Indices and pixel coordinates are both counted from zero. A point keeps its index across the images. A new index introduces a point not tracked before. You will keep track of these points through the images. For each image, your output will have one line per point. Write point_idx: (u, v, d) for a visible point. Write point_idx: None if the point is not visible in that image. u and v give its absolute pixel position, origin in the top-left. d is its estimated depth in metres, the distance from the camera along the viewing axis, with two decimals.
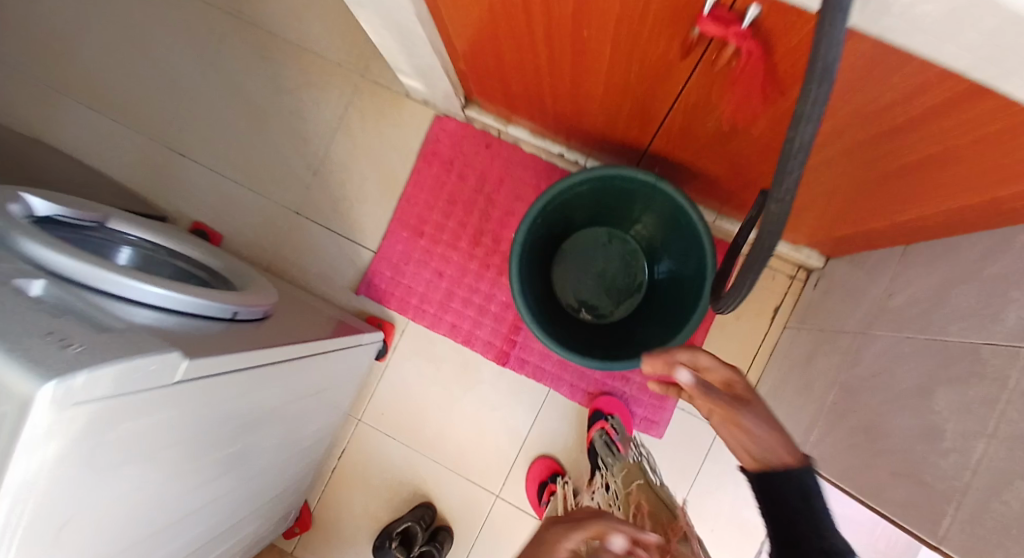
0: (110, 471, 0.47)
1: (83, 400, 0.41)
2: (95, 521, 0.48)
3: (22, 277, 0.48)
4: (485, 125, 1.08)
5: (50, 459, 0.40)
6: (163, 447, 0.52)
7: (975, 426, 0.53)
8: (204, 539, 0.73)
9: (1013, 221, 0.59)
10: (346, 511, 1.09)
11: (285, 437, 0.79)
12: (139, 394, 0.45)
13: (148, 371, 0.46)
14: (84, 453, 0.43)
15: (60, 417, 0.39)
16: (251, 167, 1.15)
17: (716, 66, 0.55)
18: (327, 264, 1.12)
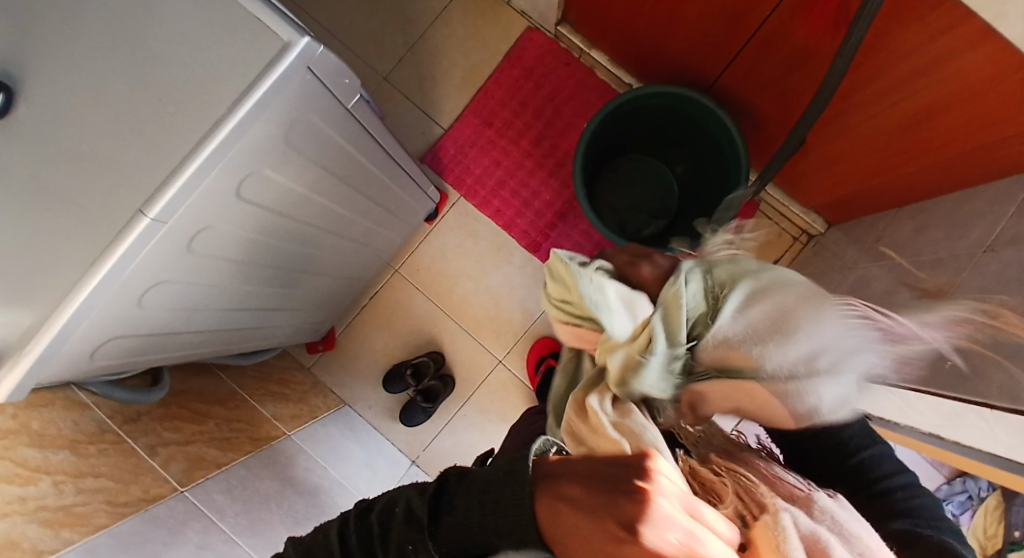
0: (286, 144, 0.62)
1: (313, 65, 0.56)
2: (267, 181, 0.64)
3: None
4: (571, 44, 1.23)
5: (283, 103, 0.56)
6: (311, 152, 0.67)
7: (929, 304, 0.73)
8: (284, 288, 0.88)
9: (983, 173, 0.78)
10: (368, 343, 1.26)
11: (360, 232, 0.96)
12: (323, 87, 0.61)
13: (340, 79, 0.63)
14: (291, 113, 0.58)
15: (296, 71, 0.54)
16: (354, 31, 1.27)
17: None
18: (402, 131, 1.26)
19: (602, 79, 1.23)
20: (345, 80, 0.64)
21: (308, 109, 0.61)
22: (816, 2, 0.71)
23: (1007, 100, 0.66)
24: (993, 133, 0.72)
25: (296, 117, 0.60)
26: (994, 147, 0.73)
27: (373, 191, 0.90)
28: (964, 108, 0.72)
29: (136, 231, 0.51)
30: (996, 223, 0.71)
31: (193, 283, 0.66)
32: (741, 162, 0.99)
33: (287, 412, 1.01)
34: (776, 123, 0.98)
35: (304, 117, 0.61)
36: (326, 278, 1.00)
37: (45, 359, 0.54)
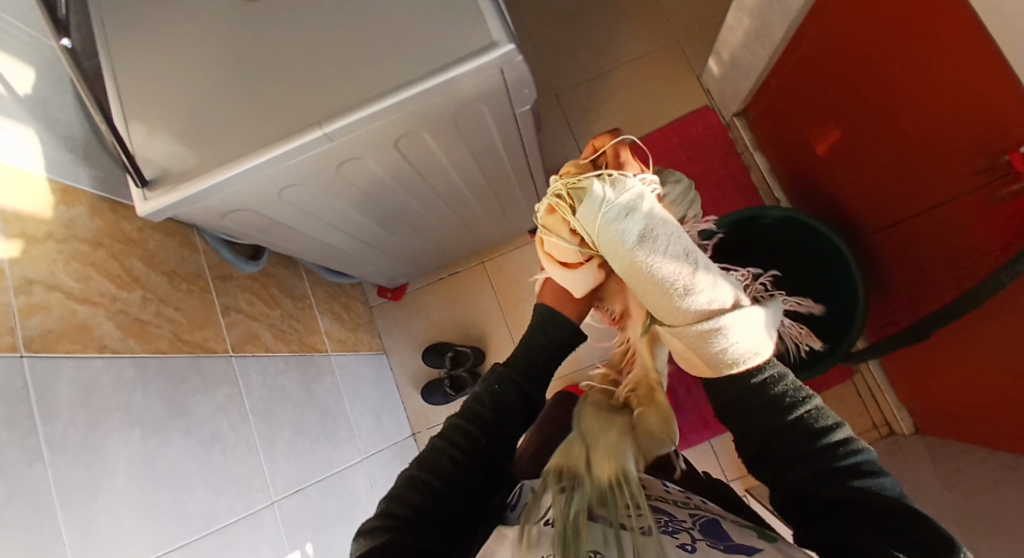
0: (450, 120, 0.67)
1: (506, 71, 0.61)
2: (420, 143, 0.70)
3: None
4: (739, 138, 1.23)
5: (466, 90, 0.61)
6: (466, 136, 0.73)
7: None
8: (386, 232, 0.96)
9: None
10: (427, 311, 1.32)
11: (467, 216, 1.02)
12: (506, 92, 0.66)
13: (520, 90, 0.67)
14: (468, 100, 0.64)
15: (490, 69, 0.60)
16: (548, 42, 1.34)
17: (990, 197, 0.69)
18: (546, 146, 1.32)
19: (754, 182, 1.22)
20: (524, 94, 0.68)
21: (482, 102, 0.66)
22: (1003, 211, 0.68)
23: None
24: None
25: (471, 104, 0.66)
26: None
27: (499, 187, 0.95)
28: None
29: (306, 138, 0.59)
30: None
31: (321, 196, 0.74)
32: (853, 326, 0.94)
33: (336, 333, 1.09)
34: (905, 305, 0.93)
35: (475, 106, 0.67)
36: (423, 240, 1.06)
37: (188, 199, 0.63)
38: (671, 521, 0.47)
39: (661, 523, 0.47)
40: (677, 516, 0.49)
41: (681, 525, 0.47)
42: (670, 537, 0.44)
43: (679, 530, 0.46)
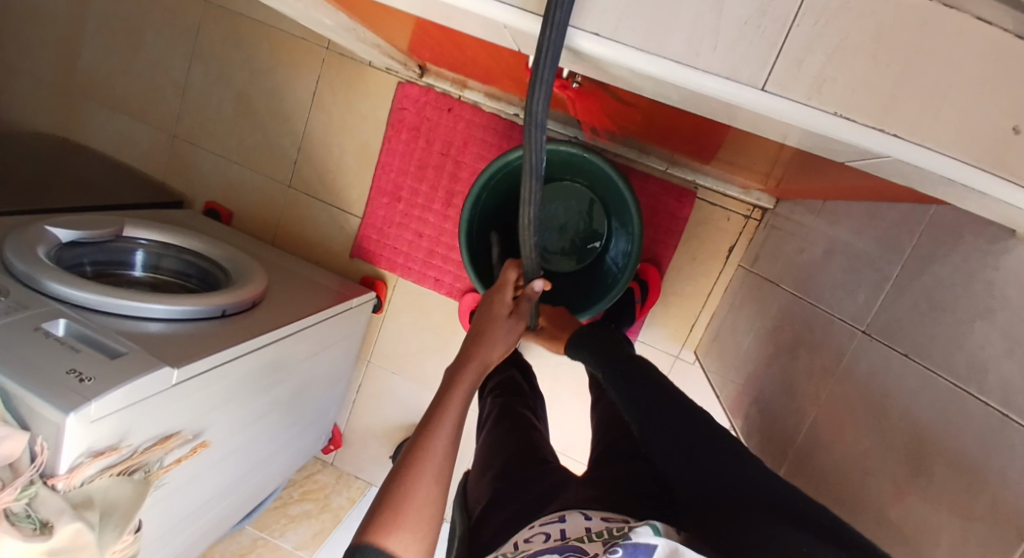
0: (145, 418, 0.67)
1: (100, 416, 0.60)
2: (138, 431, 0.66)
3: (49, 321, 0.68)
4: (446, 90, 1.17)
5: (85, 445, 0.60)
6: (180, 420, 0.73)
7: (818, 381, 0.64)
8: (244, 471, 0.99)
9: (865, 198, 0.65)
10: (367, 429, 1.36)
11: (296, 388, 1.04)
12: (144, 399, 0.65)
13: (149, 383, 0.65)
14: (111, 436, 0.63)
15: (84, 431, 0.59)
16: (245, 148, 1.32)
17: (575, 88, 0.61)
18: (324, 231, 1.30)
19: (489, 114, 1.15)
20: (159, 379, 0.67)
21: (137, 414, 0.65)
22: (595, 95, 0.60)
23: (841, 167, 0.55)
24: (855, 182, 0.60)
25: (126, 427, 0.64)
26: (865, 190, 0.62)
27: (291, 362, 0.98)
28: (812, 162, 0.60)
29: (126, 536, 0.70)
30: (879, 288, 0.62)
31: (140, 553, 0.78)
32: (642, 224, 0.93)
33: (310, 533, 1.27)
34: (660, 138, 0.85)
35: (135, 425, 0.66)
36: (292, 423, 1.11)
37: None
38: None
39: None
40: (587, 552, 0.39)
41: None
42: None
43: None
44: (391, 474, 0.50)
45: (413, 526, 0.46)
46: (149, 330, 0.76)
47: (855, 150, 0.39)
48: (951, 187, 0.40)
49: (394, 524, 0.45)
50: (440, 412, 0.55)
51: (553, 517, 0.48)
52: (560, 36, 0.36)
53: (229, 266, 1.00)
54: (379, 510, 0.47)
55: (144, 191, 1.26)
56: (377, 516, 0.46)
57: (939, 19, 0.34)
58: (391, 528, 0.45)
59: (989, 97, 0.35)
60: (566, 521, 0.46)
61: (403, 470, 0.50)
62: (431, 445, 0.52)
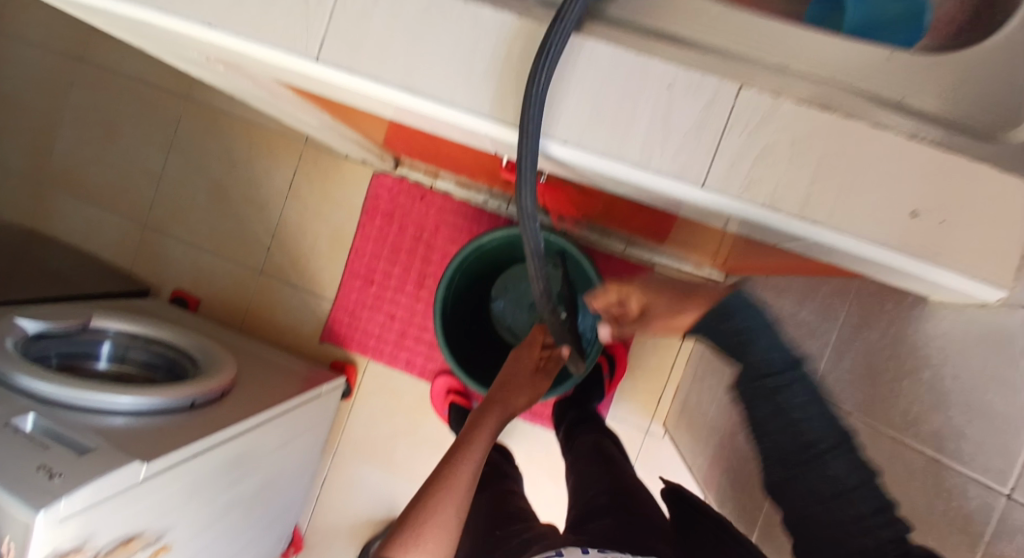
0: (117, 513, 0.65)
1: (68, 514, 0.58)
2: (110, 525, 0.64)
3: (18, 416, 0.67)
4: (418, 180, 1.24)
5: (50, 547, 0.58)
6: (149, 517, 0.71)
7: None
8: None
9: (803, 273, 0.73)
10: (333, 523, 1.29)
11: (263, 479, 1.01)
12: (115, 496, 0.63)
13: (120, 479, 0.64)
14: (77, 535, 0.60)
15: (51, 530, 0.57)
16: (218, 236, 1.34)
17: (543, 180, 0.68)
18: (294, 316, 1.31)
19: (460, 201, 1.23)
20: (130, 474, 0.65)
21: (107, 511, 0.63)
22: (560, 186, 0.67)
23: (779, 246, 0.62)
24: (792, 259, 0.68)
25: (94, 525, 0.62)
26: (803, 267, 0.70)
27: (260, 452, 0.96)
28: (754, 242, 0.68)
29: None
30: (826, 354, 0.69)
31: None
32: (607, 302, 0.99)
33: None
34: (620, 221, 0.93)
35: (104, 522, 0.63)
36: (255, 519, 1.05)
37: None
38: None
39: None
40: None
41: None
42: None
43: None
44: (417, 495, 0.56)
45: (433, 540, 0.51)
46: (117, 424, 0.74)
47: (787, 234, 0.47)
48: (870, 264, 0.47)
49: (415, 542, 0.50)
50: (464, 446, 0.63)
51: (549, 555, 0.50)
52: (537, 135, 0.42)
53: (198, 354, 0.99)
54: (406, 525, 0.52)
55: (110, 280, 1.25)
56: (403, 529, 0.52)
57: (842, 132, 0.43)
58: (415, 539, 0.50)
59: (889, 192, 0.43)
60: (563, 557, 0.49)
61: (428, 496, 0.55)
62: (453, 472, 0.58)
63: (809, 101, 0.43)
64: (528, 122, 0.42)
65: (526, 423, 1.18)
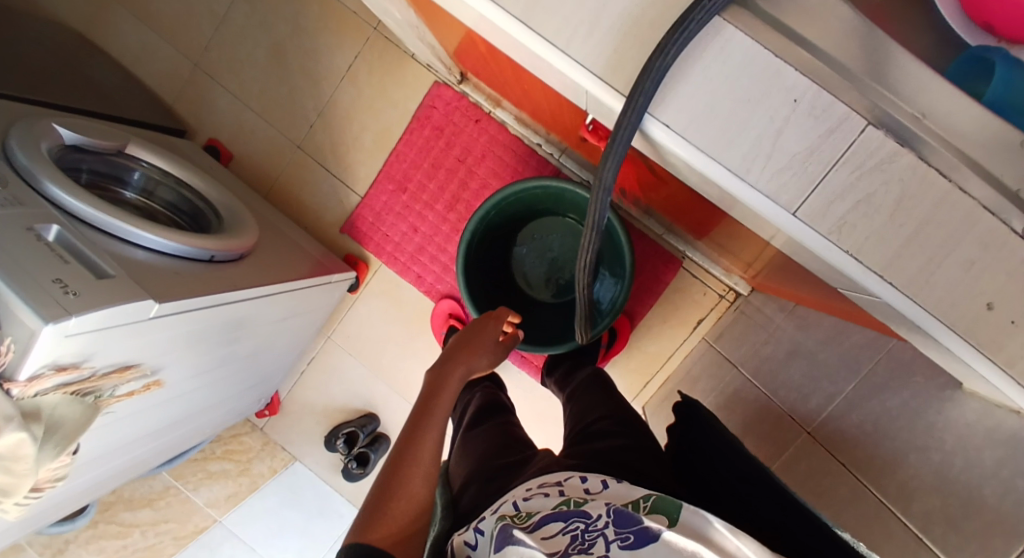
0: (121, 341, 0.66)
1: (76, 333, 0.59)
2: (112, 351, 0.66)
3: (42, 223, 0.67)
4: (478, 101, 1.19)
5: (53, 357, 0.59)
6: (147, 353, 0.72)
7: None
8: (182, 416, 0.97)
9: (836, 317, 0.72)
10: (308, 403, 1.34)
11: (257, 346, 1.03)
12: (121, 327, 0.64)
13: (128, 312, 0.65)
14: (80, 353, 0.62)
15: (58, 343, 0.58)
16: (265, 98, 1.30)
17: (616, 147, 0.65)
18: (320, 199, 1.30)
19: (514, 136, 1.18)
20: (138, 310, 0.66)
21: (111, 338, 0.64)
22: (632, 157, 0.65)
23: (827, 287, 0.61)
24: (833, 303, 0.67)
25: (97, 347, 0.63)
26: (839, 311, 0.68)
27: (260, 321, 0.97)
28: (802, 274, 0.66)
29: (97, 425, 0.72)
30: (832, 400, 0.69)
31: (66, 480, 0.76)
32: (631, 280, 0.97)
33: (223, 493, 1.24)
34: (672, 208, 0.90)
35: (108, 346, 0.65)
36: (239, 381, 1.09)
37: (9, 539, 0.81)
38: (588, 531, 0.40)
39: (575, 541, 0.40)
40: (591, 515, 0.42)
41: (596, 527, 0.41)
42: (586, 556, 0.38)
43: (594, 540, 0.39)
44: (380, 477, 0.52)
45: (398, 520, 0.48)
46: (137, 257, 0.75)
47: (853, 284, 0.45)
48: (922, 337, 0.46)
49: (383, 521, 0.47)
50: (429, 417, 0.59)
51: (551, 481, 0.51)
52: (641, 114, 0.40)
53: (222, 210, 0.99)
54: (372, 507, 0.49)
55: (150, 111, 1.23)
56: (365, 514, 0.48)
57: (953, 202, 0.40)
58: (378, 521, 0.47)
59: (976, 277, 0.40)
60: (564, 486, 0.50)
61: (396, 470, 0.52)
62: (415, 451, 0.54)
63: (932, 161, 0.40)
64: (634, 96, 0.39)
65: (513, 368, 1.20)
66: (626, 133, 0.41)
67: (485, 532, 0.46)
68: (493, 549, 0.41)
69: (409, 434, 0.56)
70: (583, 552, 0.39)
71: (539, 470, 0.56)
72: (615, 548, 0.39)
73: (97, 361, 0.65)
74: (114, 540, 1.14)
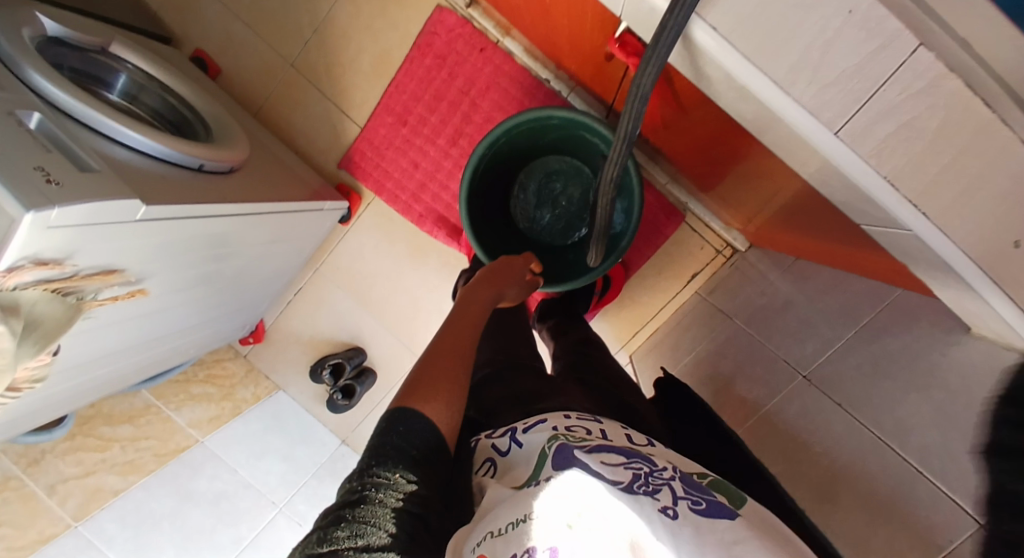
0: (104, 242, 0.63)
1: (56, 226, 0.55)
2: (95, 252, 0.63)
3: (22, 109, 0.62)
4: (484, 29, 1.13)
5: (32, 250, 0.55)
6: (130, 257, 0.69)
7: None
8: (162, 333, 0.94)
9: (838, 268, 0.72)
10: (293, 333, 1.33)
11: (243, 267, 1.00)
12: (105, 225, 0.61)
13: (113, 210, 0.61)
14: (60, 250, 0.58)
15: (38, 234, 0.54)
16: (258, 9, 1.22)
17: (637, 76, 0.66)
18: (314, 126, 1.24)
19: (521, 68, 1.13)
20: (124, 209, 0.62)
21: (94, 237, 0.61)
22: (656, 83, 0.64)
23: (840, 233, 0.60)
24: (836, 251, 0.66)
25: (79, 245, 0.60)
26: (843, 261, 0.68)
27: (247, 242, 0.94)
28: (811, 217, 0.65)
29: (77, 329, 0.69)
30: (829, 345, 0.70)
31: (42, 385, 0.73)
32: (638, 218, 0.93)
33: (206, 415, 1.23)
34: (682, 155, 0.88)
35: (90, 245, 0.61)
36: (224, 303, 1.06)
37: None
38: (653, 476, 0.38)
39: (638, 479, 0.38)
40: (655, 464, 0.41)
41: (660, 475, 0.39)
42: (651, 499, 0.35)
43: (660, 488, 0.37)
44: (424, 359, 0.54)
45: (444, 402, 0.49)
46: (120, 156, 0.70)
47: (880, 218, 0.44)
48: (941, 276, 0.46)
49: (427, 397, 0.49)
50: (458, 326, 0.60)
51: (591, 417, 0.51)
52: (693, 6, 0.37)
53: (210, 123, 0.94)
54: (417, 384, 0.50)
55: (133, 14, 1.14)
56: (411, 387, 0.50)
57: (998, 130, 0.38)
58: (426, 397, 0.48)
59: (1005, 211, 0.39)
60: (604, 424, 0.50)
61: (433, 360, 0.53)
62: (456, 346, 0.56)
63: (979, 89, 0.38)
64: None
65: None
66: (673, 28, 0.38)
67: (525, 444, 0.46)
68: (548, 462, 0.41)
69: (445, 338, 0.57)
70: (648, 494, 0.36)
71: (560, 404, 0.55)
72: (682, 504, 0.36)
73: (79, 261, 0.62)
74: (94, 454, 1.05)
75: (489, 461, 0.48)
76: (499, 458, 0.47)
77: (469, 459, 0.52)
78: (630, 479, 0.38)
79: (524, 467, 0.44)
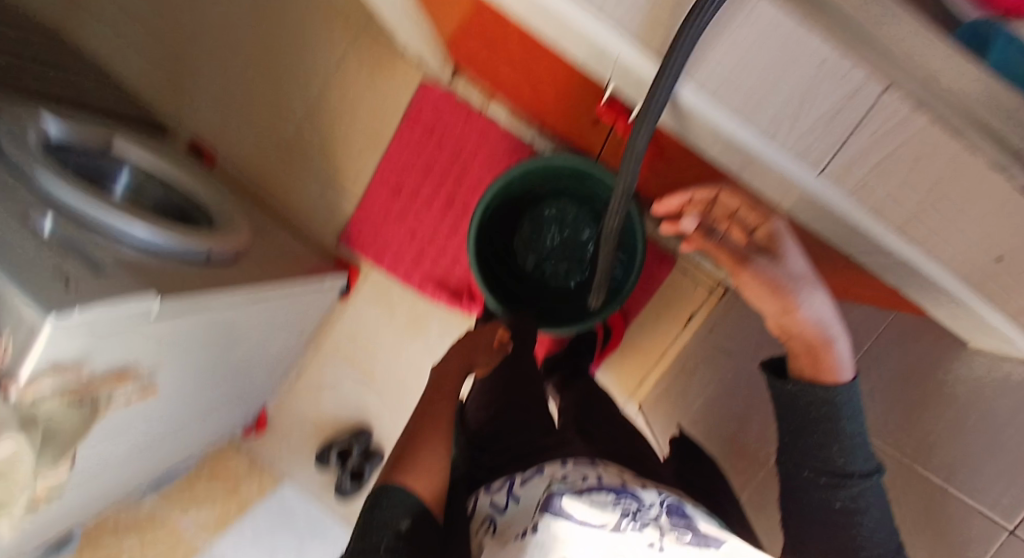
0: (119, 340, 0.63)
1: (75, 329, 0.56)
2: (111, 351, 0.63)
3: (38, 218, 0.65)
4: (468, 97, 1.19)
5: (51, 357, 0.56)
6: (144, 353, 0.69)
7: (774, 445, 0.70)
8: (171, 428, 0.93)
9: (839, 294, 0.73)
10: (300, 413, 1.31)
11: (248, 351, 1.00)
12: (122, 323, 0.62)
13: (130, 307, 0.62)
14: (77, 353, 0.59)
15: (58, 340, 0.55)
16: (249, 100, 1.28)
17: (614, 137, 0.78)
18: (310, 204, 1.29)
19: (505, 131, 1.19)
20: (140, 306, 0.63)
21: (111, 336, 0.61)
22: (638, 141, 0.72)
23: (837, 260, 0.62)
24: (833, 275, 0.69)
25: (96, 347, 0.60)
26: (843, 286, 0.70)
27: (252, 327, 0.94)
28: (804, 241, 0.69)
29: (93, 433, 0.69)
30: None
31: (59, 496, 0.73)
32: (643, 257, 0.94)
33: None
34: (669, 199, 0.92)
35: (106, 346, 0.62)
36: (229, 390, 1.05)
37: None
38: (642, 512, 0.41)
39: (629, 518, 0.40)
40: (644, 499, 0.42)
41: (649, 512, 0.41)
42: (638, 534, 0.39)
43: (646, 522, 0.40)
44: (403, 441, 0.58)
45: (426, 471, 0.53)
46: (131, 253, 0.72)
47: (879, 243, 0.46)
48: (944, 294, 0.47)
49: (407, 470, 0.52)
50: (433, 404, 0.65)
51: (585, 460, 0.50)
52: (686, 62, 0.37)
53: (211, 212, 0.96)
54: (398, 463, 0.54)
55: (130, 115, 1.20)
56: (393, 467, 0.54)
57: (987, 151, 0.40)
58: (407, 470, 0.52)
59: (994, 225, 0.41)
60: (599, 466, 0.48)
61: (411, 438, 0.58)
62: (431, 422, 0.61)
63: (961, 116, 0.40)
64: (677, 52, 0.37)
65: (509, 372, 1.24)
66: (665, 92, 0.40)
67: (521, 499, 0.46)
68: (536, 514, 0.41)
69: (423, 416, 0.63)
70: (637, 530, 0.40)
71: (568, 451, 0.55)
72: (668, 537, 0.40)
73: (95, 363, 0.62)
74: None
75: (487, 520, 0.47)
76: (497, 517, 0.47)
77: (465, 524, 0.50)
78: (621, 516, 0.40)
79: (517, 525, 0.44)
